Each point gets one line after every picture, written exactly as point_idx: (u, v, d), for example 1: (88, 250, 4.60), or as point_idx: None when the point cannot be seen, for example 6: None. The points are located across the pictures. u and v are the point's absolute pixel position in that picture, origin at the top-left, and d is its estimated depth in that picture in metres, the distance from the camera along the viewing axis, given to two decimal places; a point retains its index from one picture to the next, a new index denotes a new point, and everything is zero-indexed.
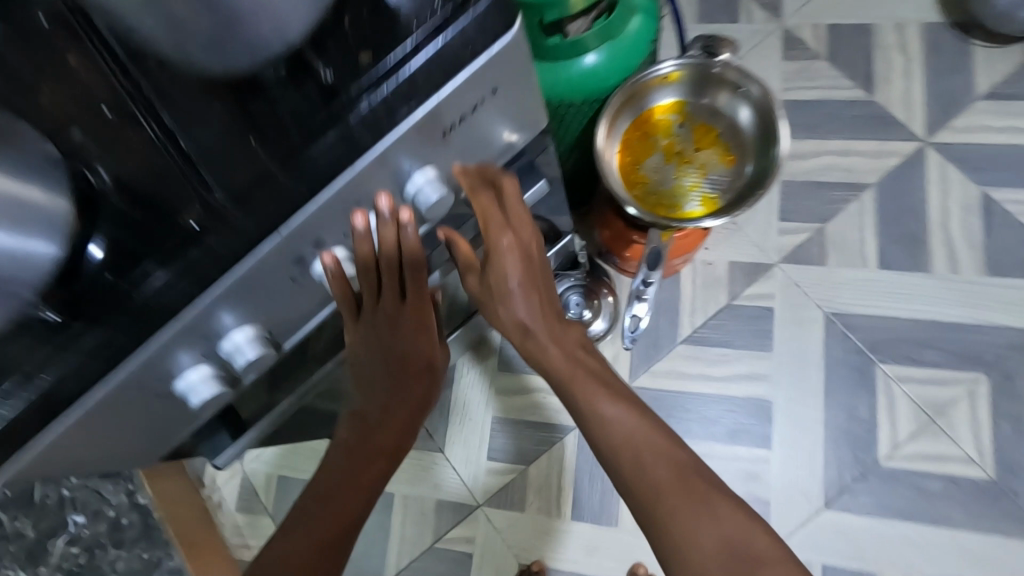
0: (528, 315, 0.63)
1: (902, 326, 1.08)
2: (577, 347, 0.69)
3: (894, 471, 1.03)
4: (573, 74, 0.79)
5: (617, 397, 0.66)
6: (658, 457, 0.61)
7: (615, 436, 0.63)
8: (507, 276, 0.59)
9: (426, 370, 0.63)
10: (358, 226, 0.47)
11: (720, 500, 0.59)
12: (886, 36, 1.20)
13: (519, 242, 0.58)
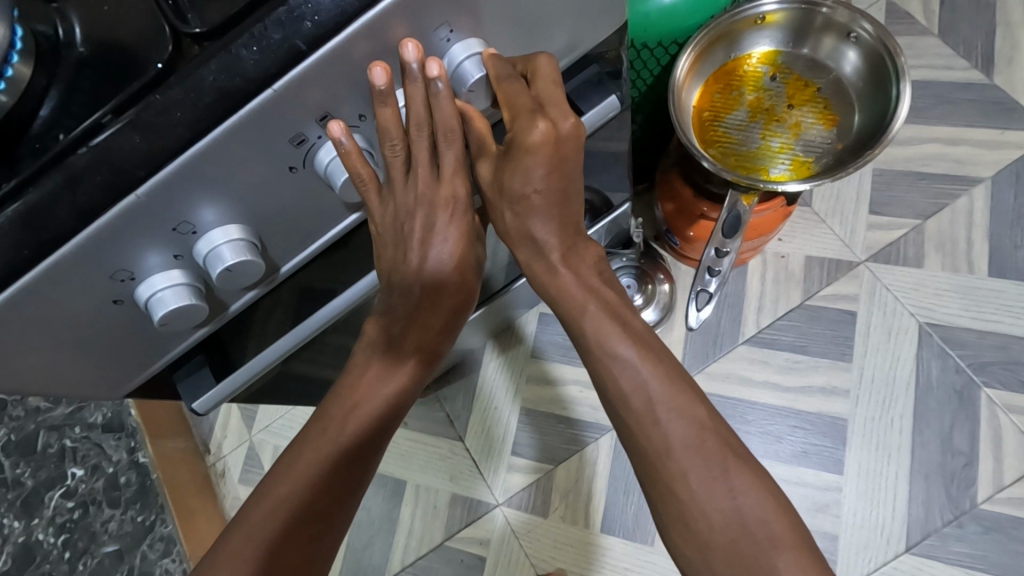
0: (543, 232, 0.53)
1: (1014, 346, 0.91)
2: (591, 273, 0.58)
3: (997, 516, 0.86)
4: (652, 10, 0.68)
5: (640, 340, 0.57)
6: (678, 422, 0.54)
7: (630, 391, 0.55)
8: (529, 174, 0.47)
9: (438, 290, 0.53)
10: (382, 84, 0.35)
11: (741, 472, 0.53)
12: (1010, 12, 1.04)
13: (549, 136, 0.44)
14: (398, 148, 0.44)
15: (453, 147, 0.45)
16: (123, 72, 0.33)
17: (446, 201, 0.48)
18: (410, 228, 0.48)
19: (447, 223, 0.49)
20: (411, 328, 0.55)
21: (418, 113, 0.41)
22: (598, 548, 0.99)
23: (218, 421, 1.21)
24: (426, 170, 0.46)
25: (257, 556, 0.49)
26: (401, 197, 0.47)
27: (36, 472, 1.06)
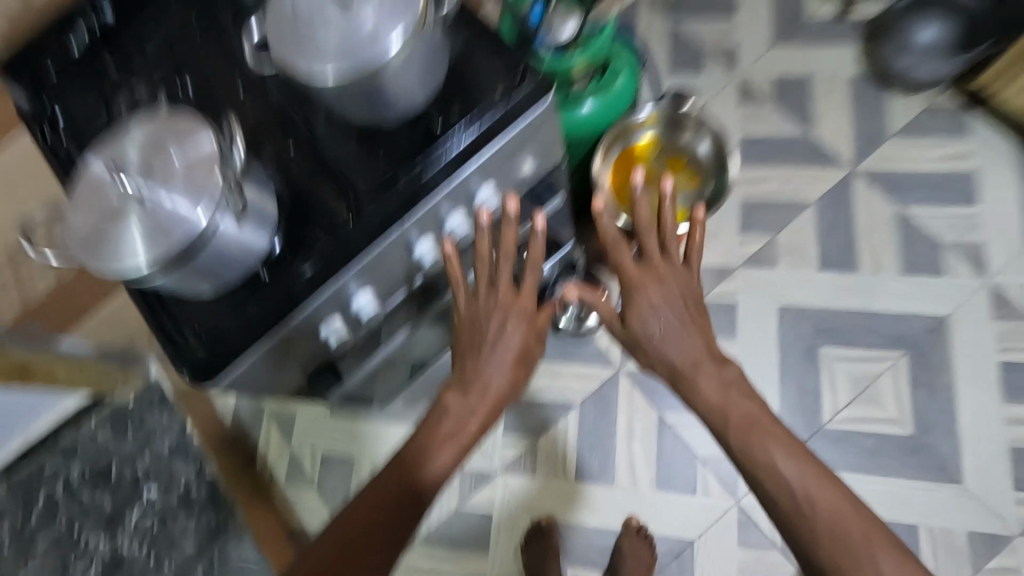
0: (676, 354, 0.82)
1: (839, 316, 1.34)
2: (727, 380, 0.82)
3: (836, 432, 1.27)
4: (576, 119, 1.07)
5: (791, 451, 0.75)
6: (827, 507, 0.71)
7: (776, 489, 0.74)
8: (651, 308, 0.82)
9: (524, 356, 0.80)
10: (484, 221, 0.74)
11: (887, 553, 0.68)
12: (820, 85, 1.50)
13: (677, 275, 0.84)
14: (486, 267, 0.78)
15: (532, 273, 0.79)
16: (323, 220, 0.66)
17: (517, 311, 0.78)
18: (488, 325, 0.78)
19: (515, 326, 0.78)
20: (473, 395, 0.77)
21: (506, 248, 0.76)
22: (574, 494, 1.34)
23: (262, 435, 1.49)
24: (505, 290, 0.78)
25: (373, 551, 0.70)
26: (483, 302, 0.79)
27: (113, 496, 1.32)
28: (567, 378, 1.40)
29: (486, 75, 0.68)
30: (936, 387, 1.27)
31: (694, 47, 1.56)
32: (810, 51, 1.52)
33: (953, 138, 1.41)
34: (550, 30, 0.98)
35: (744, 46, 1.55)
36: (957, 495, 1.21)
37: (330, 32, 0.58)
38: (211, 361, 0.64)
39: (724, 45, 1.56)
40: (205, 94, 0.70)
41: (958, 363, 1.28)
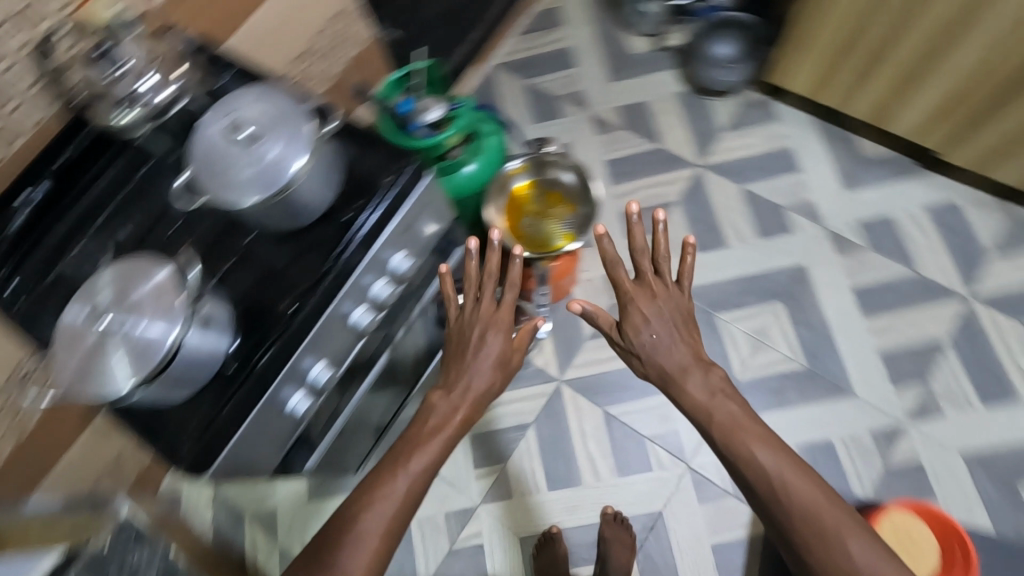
0: (668, 361, 1.00)
1: (723, 286, 1.58)
2: (712, 386, 0.98)
3: (749, 381, 1.49)
4: (462, 179, 1.29)
5: (768, 445, 0.89)
6: (809, 495, 0.84)
7: (756, 476, 0.88)
8: (642, 319, 1.02)
9: (509, 361, 0.96)
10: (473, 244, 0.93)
11: (854, 536, 0.82)
12: (656, 105, 1.80)
13: (665, 292, 1.04)
14: (479, 288, 0.97)
15: (512, 292, 0.95)
16: (268, 314, 0.80)
17: (495, 325, 0.95)
18: (477, 334, 0.94)
19: (496, 334, 0.94)
20: (457, 392, 0.91)
21: (490, 271, 0.97)
22: (551, 503, 1.46)
23: (247, 538, 1.52)
24: (487, 304, 0.96)
25: (372, 511, 0.80)
26: (468, 318, 0.96)
27: None
28: (517, 403, 1.55)
29: (374, 169, 0.86)
30: (812, 322, 1.52)
31: (549, 99, 1.86)
32: (640, 81, 1.84)
33: (767, 123, 1.73)
34: (418, 115, 1.18)
35: (588, 89, 1.86)
36: (853, 404, 1.44)
37: (245, 166, 0.74)
38: (199, 453, 0.75)
39: (573, 91, 1.86)
40: (144, 237, 0.82)
41: (822, 299, 1.54)
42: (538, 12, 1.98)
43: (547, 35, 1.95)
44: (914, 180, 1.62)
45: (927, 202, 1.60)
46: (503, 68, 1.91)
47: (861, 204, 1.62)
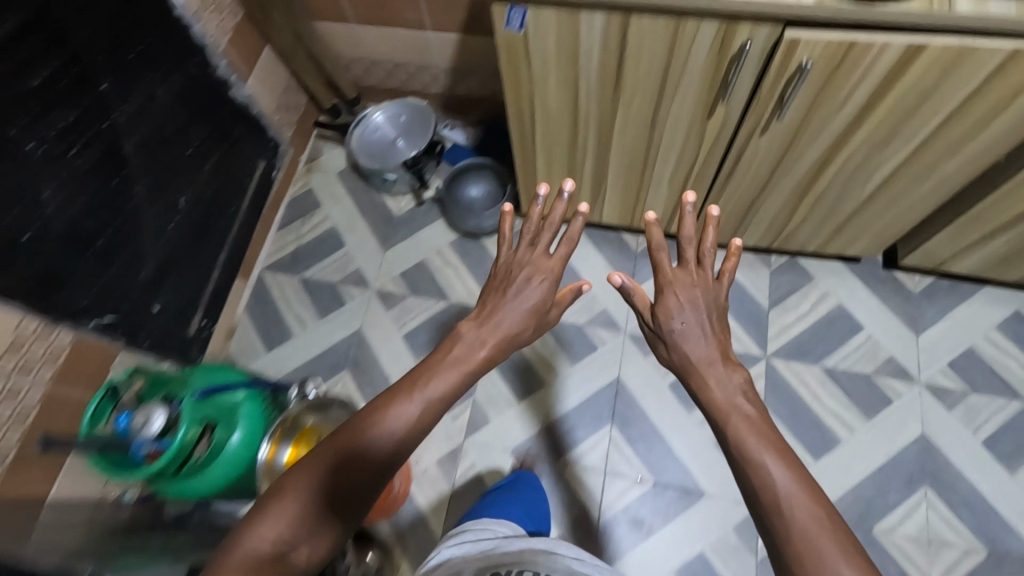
0: (697, 349, 0.90)
1: (554, 428, 1.55)
2: (737, 389, 0.84)
3: (609, 521, 1.45)
4: (230, 456, 1.14)
5: (785, 458, 0.74)
6: (803, 517, 0.69)
7: (761, 483, 0.73)
8: (672, 303, 0.95)
9: (545, 306, 1.00)
10: (541, 193, 1.05)
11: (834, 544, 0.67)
12: (435, 261, 1.78)
13: (698, 278, 0.97)
14: (531, 235, 1.05)
15: (564, 248, 1.03)
16: None
17: (544, 271, 1.01)
18: (516, 283, 1.00)
19: (537, 283, 1.00)
20: (486, 328, 0.95)
21: (557, 216, 1.05)
22: None
23: None
24: (538, 249, 1.03)
25: (376, 433, 0.79)
26: (517, 258, 1.03)
27: None
28: None
29: None
30: (644, 435, 1.52)
31: (328, 288, 1.78)
32: (411, 242, 1.81)
33: None
34: (139, 429, 1.05)
35: (364, 266, 1.80)
36: (707, 507, 1.44)
37: None
38: None
39: (349, 273, 1.79)
40: None
41: (646, 409, 1.55)
42: (292, 199, 1.92)
43: (305, 223, 1.88)
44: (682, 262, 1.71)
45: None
46: (269, 271, 1.82)
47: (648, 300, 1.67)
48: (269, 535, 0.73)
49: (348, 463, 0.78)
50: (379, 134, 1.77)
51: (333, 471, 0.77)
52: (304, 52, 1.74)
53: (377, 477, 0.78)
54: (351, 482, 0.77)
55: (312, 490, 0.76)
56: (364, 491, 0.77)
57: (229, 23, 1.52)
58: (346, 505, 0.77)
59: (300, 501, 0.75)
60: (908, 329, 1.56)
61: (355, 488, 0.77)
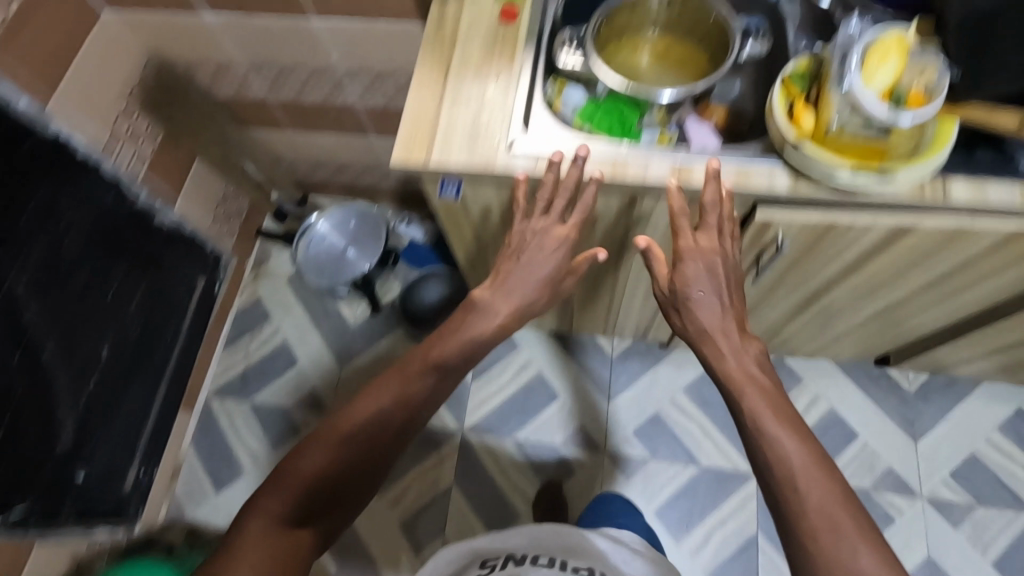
0: (708, 319, 0.77)
1: None
2: (752, 362, 0.76)
3: None
4: None
5: (792, 427, 0.70)
6: (818, 492, 0.66)
7: (775, 460, 0.69)
8: (691, 280, 0.76)
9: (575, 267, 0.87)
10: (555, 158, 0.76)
11: (857, 532, 0.64)
12: None
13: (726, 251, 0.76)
14: (540, 199, 0.82)
15: (579, 214, 0.81)
16: None
17: (558, 238, 0.82)
18: (516, 259, 0.85)
19: (549, 259, 0.83)
20: (499, 296, 0.85)
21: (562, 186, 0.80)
22: None
23: None
24: (542, 219, 0.83)
25: (369, 412, 0.79)
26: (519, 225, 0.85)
27: None
28: None
29: None
30: None
31: (282, 413, 1.64)
32: (370, 356, 1.68)
33: (510, 354, 1.63)
34: None
35: (319, 386, 1.66)
36: None
37: None
38: None
39: (303, 395, 1.66)
40: None
41: None
42: (239, 312, 1.77)
43: (254, 338, 1.74)
44: (662, 368, 1.58)
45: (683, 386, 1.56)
46: (216, 397, 1.68)
47: (628, 415, 1.54)
48: (293, 487, 0.74)
49: (340, 447, 0.76)
50: (326, 243, 1.62)
51: (363, 422, 0.78)
52: (239, 161, 1.59)
53: (400, 431, 0.79)
54: (372, 436, 0.77)
55: (342, 439, 0.77)
56: (389, 440, 0.78)
57: (147, 148, 1.37)
58: (378, 454, 0.78)
59: (333, 448, 0.76)
60: (905, 434, 1.46)
61: (381, 438, 0.78)
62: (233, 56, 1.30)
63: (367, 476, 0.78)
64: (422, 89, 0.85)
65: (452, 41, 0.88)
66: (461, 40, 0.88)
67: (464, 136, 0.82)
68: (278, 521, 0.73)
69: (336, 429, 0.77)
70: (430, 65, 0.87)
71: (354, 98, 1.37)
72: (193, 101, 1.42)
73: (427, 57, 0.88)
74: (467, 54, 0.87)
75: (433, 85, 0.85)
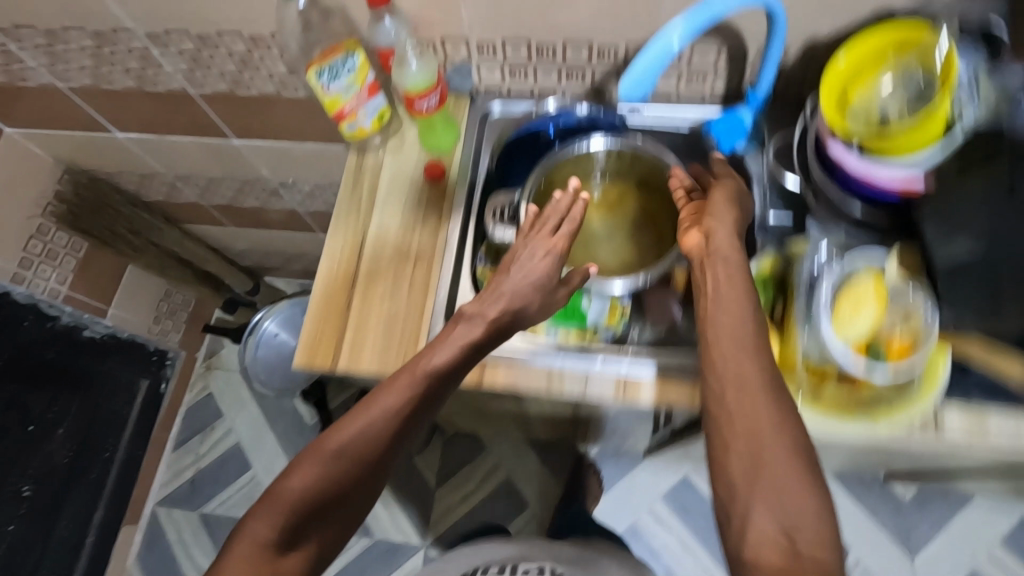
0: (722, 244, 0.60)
1: None
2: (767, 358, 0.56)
3: None
4: None
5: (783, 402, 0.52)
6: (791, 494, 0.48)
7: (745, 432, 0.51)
8: (717, 241, 0.60)
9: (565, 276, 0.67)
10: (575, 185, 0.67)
11: (782, 503, 0.48)
12: None
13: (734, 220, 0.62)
14: (541, 220, 0.67)
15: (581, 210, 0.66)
16: None
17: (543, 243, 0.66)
18: (522, 252, 0.65)
19: (541, 253, 0.65)
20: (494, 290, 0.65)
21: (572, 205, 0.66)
22: None
23: None
24: (548, 224, 0.66)
25: (366, 424, 0.59)
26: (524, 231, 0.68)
27: None
28: None
29: None
30: None
31: (233, 525, 1.53)
32: None
33: (478, 457, 1.51)
34: None
35: None
36: None
37: None
38: None
39: None
40: None
41: None
42: (189, 409, 1.66)
43: (205, 439, 1.62)
44: (642, 471, 1.46)
45: (665, 492, 1.44)
46: (164, 506, 1.56)
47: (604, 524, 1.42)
48: (286, 505, 0.56)
49: (336, 462, 0.58)
50: (276, 340, 1.50)
51: (361, 424, 0.59)
52: (183, 259, 1.48)
53: (401, 432, 0.60)
54: (370, 447, 0.58)
55: (335, 449, 0.58)
56: (392, 446, 0.60)
57: (68, 266, 1.26)
58: (378, 462, 0.59)
59: (325, 461, 0.58)
60: (901, 549, 1.35)
61: (380, 443, 0.59)
62: (156, 168, 1.18)
63: (369, 490, 0.59)
64: (334, 269, 0.74)
65: (370, 204, 0.76)
66: (381, 202, 0.76)
67: (378, 333, 0.70)
68: (260, 544, 0.55)
69: (330, 435, 0.59)
70: (343, 237, 0.75)
71: (293, 203, 1.25)
72: (119, 209, 1.31)
73: (341, 224, 0.76)
74: (386, 222, 0.75)
75: (346, 264, 0.74)
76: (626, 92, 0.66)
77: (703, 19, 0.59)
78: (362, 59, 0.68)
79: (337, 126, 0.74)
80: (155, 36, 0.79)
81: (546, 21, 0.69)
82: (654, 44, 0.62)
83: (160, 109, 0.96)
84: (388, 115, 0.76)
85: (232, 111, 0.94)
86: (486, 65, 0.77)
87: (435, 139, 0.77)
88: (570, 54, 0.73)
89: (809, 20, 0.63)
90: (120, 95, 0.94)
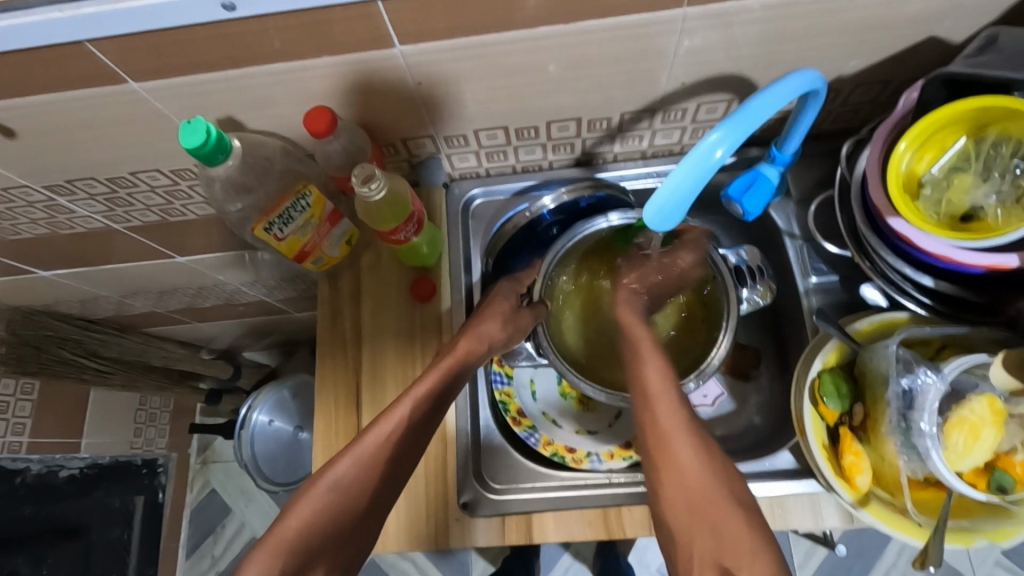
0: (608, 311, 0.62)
1: None
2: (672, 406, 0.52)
3: None
4: None
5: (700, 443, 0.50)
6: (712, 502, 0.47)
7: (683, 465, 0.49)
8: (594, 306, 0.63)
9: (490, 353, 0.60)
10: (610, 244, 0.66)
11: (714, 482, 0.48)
12: None
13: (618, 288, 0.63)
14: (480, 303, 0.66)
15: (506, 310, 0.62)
16: None
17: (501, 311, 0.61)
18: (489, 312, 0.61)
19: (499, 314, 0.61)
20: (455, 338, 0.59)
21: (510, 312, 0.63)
22: None
23: None
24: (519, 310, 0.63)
25: (351, 454, 0.50)
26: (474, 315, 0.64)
27: None
28: None
29: None
30: None
31: None
32: None
33: None
34: None
35: None
36: None
37: None
38: None
39: None
40: None
41: None
42: (194, 509, 1.52)
43: (217, 541, 1.49)
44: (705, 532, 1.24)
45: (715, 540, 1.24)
46: None
47: (648, 554, 1.21)
48: (278, 549, 0.46)
49: (315, 493, 0.49)
50: (273, 428, 1.39)
51: (356, 458, 0.50)
52: (155, 364, 1.31)
53: (400, 457, 0.52)
54: (364, 484, 0.50)
55: (334, 481, 0.49)
56: (382, 480, 0.51)
57: (23, 413, 1.13)
58: (387, 475, 0.51)
59: (321, 497, 0.49)
60: None
61: (387, 461, 0.51)
62: (98, 292, 1.04)
63: (360, 529, 0.50)
64: (332, 426, 0.64)
65: (357, 341, 0.66)
66: (369, 336, 0.66)
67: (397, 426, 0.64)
68: None
69: (326, 467, 0.50)
70: (334, 386, 0.65)
71: (260, 296, 1.13)
72: (67, 336, 1.12)
73: (327, 372, 0.65)
74: (381, 358, 0.65)
75: (345, 418, 0.64)
76: (655, 221, 0.45)
77: (746, 128, 0.42)
78: (316, 194, 0.58)
79: (299, 264, 0.63)
80: (57, 187, 0.66)
81: (522, 103, 0.57)
82: (687, 164, 0.42)
83: (83, 246, 0.82)
84: (357, 235, 0.65)
85: (170, 236, 0.81)
86: (458, 154, 0.65)
87: (419, 258, 0.65)
88: (555, 131, 0.62)
89: (831, 66, 0.54)
90: (33, 242, 0.80)
